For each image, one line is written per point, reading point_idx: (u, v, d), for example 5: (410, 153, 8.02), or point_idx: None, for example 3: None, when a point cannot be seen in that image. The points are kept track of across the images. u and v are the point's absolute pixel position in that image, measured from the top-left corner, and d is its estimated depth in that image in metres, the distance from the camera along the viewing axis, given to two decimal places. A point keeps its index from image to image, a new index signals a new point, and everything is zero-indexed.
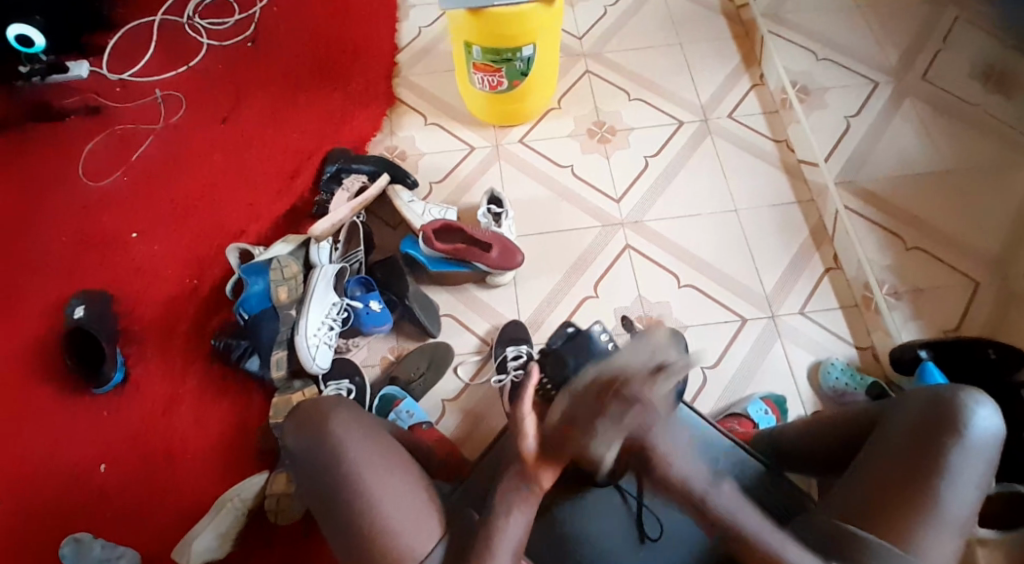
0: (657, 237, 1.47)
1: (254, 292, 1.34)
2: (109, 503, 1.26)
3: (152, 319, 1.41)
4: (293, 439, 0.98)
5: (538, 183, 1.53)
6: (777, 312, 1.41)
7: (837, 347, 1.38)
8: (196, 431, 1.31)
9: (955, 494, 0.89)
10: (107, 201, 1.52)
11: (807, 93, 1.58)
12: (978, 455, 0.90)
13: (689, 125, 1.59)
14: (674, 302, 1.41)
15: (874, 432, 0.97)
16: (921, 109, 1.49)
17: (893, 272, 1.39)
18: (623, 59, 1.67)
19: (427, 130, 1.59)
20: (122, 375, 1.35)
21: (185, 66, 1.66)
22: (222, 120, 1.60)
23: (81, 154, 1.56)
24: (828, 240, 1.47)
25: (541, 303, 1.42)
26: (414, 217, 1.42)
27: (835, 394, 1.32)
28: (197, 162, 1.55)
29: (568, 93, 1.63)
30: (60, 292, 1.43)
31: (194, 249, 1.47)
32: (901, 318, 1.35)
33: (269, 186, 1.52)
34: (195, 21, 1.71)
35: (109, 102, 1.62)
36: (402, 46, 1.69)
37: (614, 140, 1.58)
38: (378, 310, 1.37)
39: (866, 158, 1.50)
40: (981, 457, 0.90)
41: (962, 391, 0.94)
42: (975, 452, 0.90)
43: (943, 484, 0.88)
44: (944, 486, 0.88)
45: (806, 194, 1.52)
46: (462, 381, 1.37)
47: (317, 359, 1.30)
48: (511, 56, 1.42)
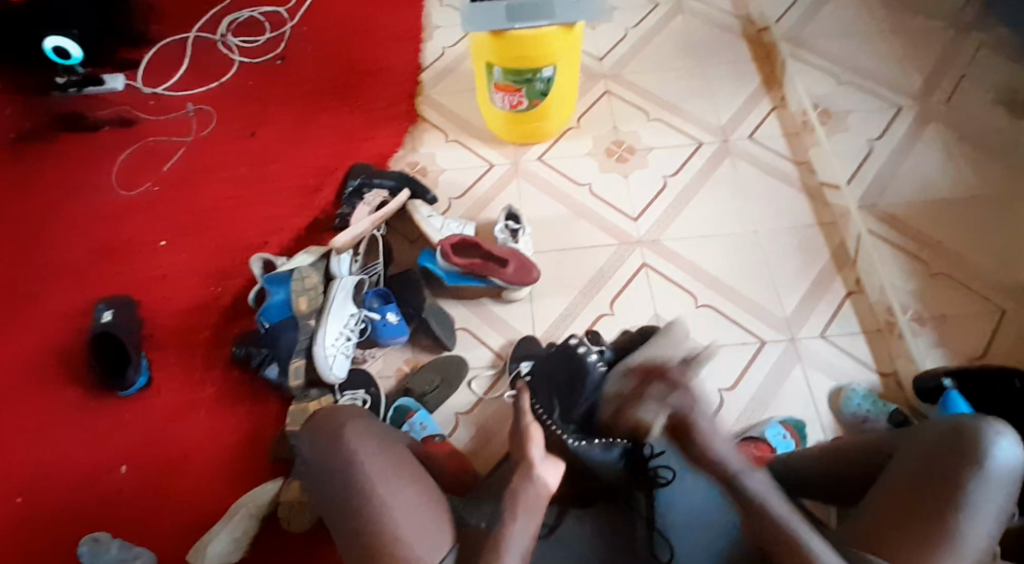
0: (675, 257, 1.47)
1: (274, 302, 1.36)
2: (125, 505, 1.28)
3: (174, 326, 1.44)
4: (308, 445, 1.00)
5: (556, 201, 1.54)
6: (796, 335, 1.39)
7: (859, 372, 1.35)
8: (213, 437, 1.33)
9: (974, 527, 0.86)
10: (136, 210, 1.56)
11: (827, 116, 1.58)
12: (998, 488, 0.88)
13: (708, 146, 1.59)
14: (690, 321, 1.41)
15: (890, 464, 0.96)
16: (944, 136, 1.50)
17: (916, 297, 1.37)
18: (643, 80, 1.69)
19: (448, 146, 1.61)
20: (144, 380, 1.38)
21: (217, 83, 1.71)
22: (250, 134, 1.64)
23: (115, 165, 1.61)
24: (851, 263, 1.45)
25: (556, 319, 1.42)
26: (432, 231, 1.44)
27: (855, 420, 1.30)
28: (224, 175, 1.59)
29: (588, 113, 1.65)
30: (88, 298, 1.47)
31: (218, 259, 1.50)
32: (925, 344, 1.33)
33: (293, 199, 1.55)
34: (227, 39, 1.77)
35: (142, 115, 1.68)
36: (425, 65, 1.73)
37: (632, 159, 1.58)
38: (396, 322, 1.39)
39: (889, 182, 1.48)
40: (1001, 490, 0.88)
41: (982, 421, 0.92)
42: (996, 486, 0.88)
43: (960, 516, 0.87)
44: (961, 518, 0.86)
45: (829, 216, 1.50)
46: (476, 396, 1.37)
47: (333, 368, 1.32)
48: (532, 77, 1.44)
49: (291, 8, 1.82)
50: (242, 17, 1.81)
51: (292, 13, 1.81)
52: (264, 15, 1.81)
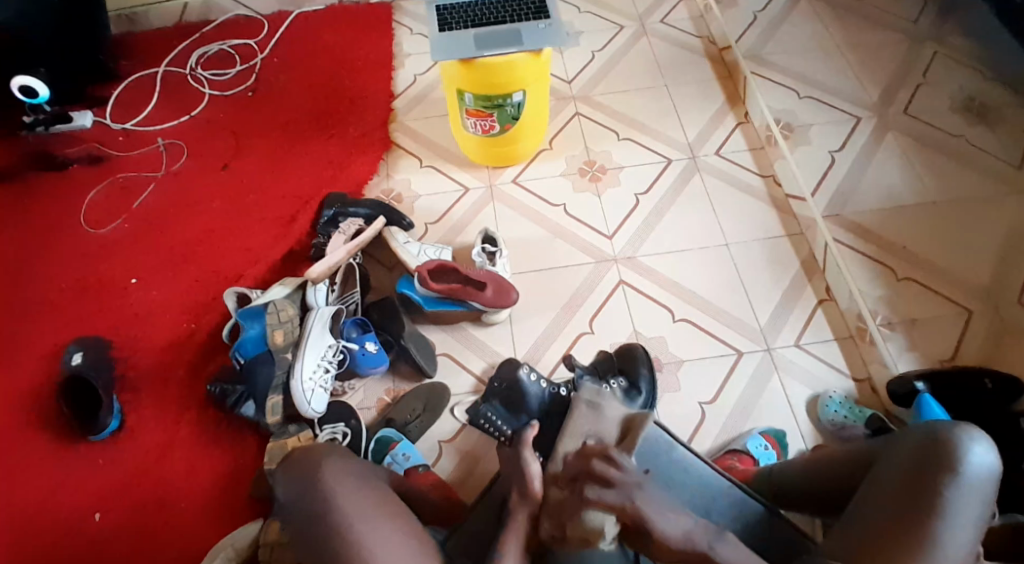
0: (651, 273, 1.49)
1: (250, 337, 1.35)
2: (99, 553, 1.24)
3: (150, 363, 1.41)
4: (284, 490, 0.98)
5: (531, 222, 1.55)
6: (774, 345, 1.41)
7: (835, 380, 1.38)
8: (191, 477, 1.31)
9: (955, 534, 0.88)
10: (107, 247, 1.54)
11: (791, 131, 1.63)
12: (976, 494, 0.90)
13: (678, 163, 1.62)
14: (670, 336, 1.42)
15: (871, 472, 0.98)
16: (903, 142, 1.51)
17: (885, 303, 1.41)
18: (613, 101, 1.71)
19: (422, 172, 1.62)
20: (119, 421, 1.35)
21: (187, 116, 1.70)
22: (222, 167, 1.63)
23: (83, 202, 1.59)
24: (819, 273, 1.49)
25: (536, 342, 1.43)
26: (409, 257, 1.44)
27: (834, 427, 1.32)
28: (196, 208, 1.58)
29: (559, 134, 1.67)
30: (59, 338, 1.44)
31: (193, 293, 1.48)
32: (896, 349, 1.36)
33: (267, 231, 1.54)
34: (197, 72, 1.76)
35: (111, 150, 1.66)
36: (397, 93, 1.73)
37: (605, 178, 1.61)
38: (375, 352, 1.38)
39: (852, 193, 1.53)
40: (977, 496, 0.90)
41: (957, 428, 0.94)
42: (972, 491, 0.90)
43: (941, 523, 0.88)
44: (942, 525, 0.88)
45: (796, 227, 1.54)
46: (459, 422, 1.37)
47: (312, 402, 1.31)
48: (502, 102, 1.46)
49: (261, 40, 1.81)
50: (211, 50, 1.80)
51: (261, 45, 1.81)
52: (233, 48, 1.80)
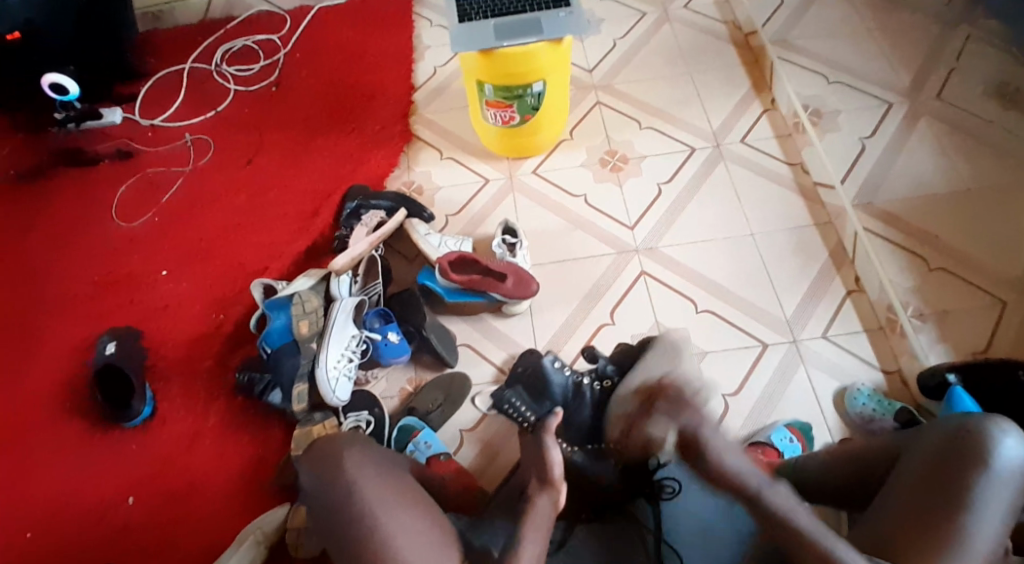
0: (672, 264, 1.47)
1: (276, 327, 1.39)
2: (133, 537, 1.29)
3: (179, 354, 1.45)
4: (307, 475, 0.99)
5: (552, 213, 1.55)
6: (798, 337, 1.39)
7: (863, 371, 1.35)
8: (220, 464, 1.34)
9: (984, 527, 0.86)
10: (137, 241, 1.58)
11: (819, 117, 1.57)
12: (1006, 487, 0.88)
13: (701, 151, 1.60)
14: (691, 327, 1.41)
15: (898, 464, 0.96)
16: (936, 128, 1.49)
17: (916, 294, 1.36)
18: (634, 89, 1.69)
19: (443, 164, 1.62)
20: (149, 410, 1.39)
21: (213, 112, 1.73)
22: (246, 161, 1.66)
23: (114, 197, 1.63)
24: (848, 262, 1.45)
25: (556, 332, 1.43)
26: (430, 249, 1.45)
27: (862, 420, 1.29)
28: (222, 202, 1.61)
29: (580, 124, 1.66)
30: (92, 330, 1.48)
31: (219, 286, 1.52)
32: (927, 341, 1.32)
33: (291, 224, 1.57)
34: (222, 68, 1.79)
35: (141, 146, 1.70)
36: (418, 85, 1.74)
37: (626, 168, 1.59)
38: (397, 342, 1.39)
39: (882, 180, 1.48)
40: (1008, 489, 0.88)
41: (987, 421, 0.93)
42: (1003, 484, 0.88)
43: (970, 516, 0.86)
44: (970, 518, 0.86)
45: (823, 216, 1.51)
46: (480, 412, 1.38)
47: (336, 391, 1.33)
48: (522, 92, 1.45)
49: (284, 35, 1.84)
50: (236, 46, 1.83)
51: (284, 40, 1.83)
52: (257, 43, 1.83)
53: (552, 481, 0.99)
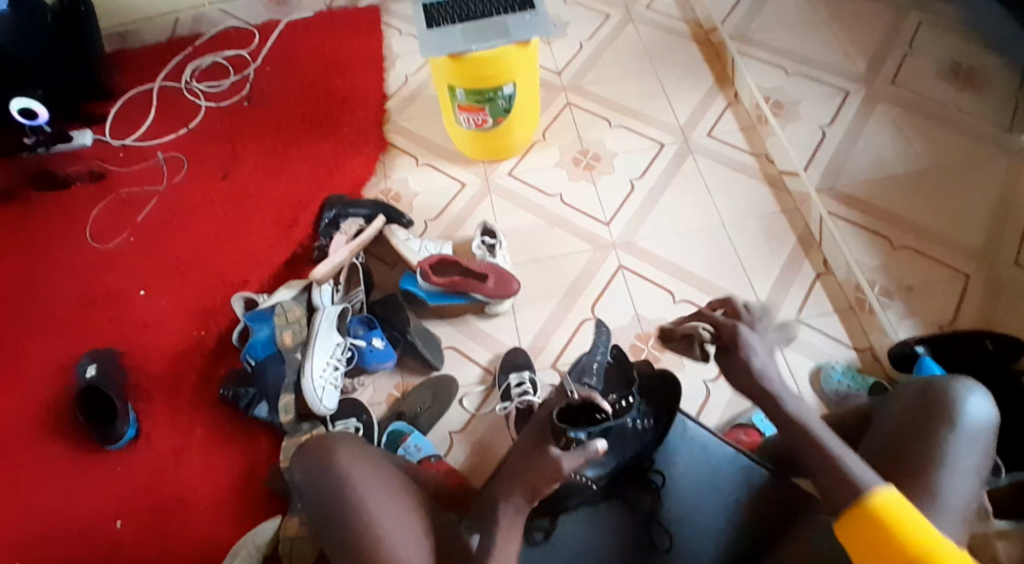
0: (650, 257, 1.51)
1: (259, 338, 1.39)
2: (123, 558, 1.27)
3: (162, 372, 1.44)
4: (300, 474, 1.01)
5: (528, 213, 1.57)
6: (774, 319, 1.43)
7: (837, 350, 1.39)
8: (208, 480, 1.33)
9: (953, 484, 0.89)
10: (113, 261, 1.56)
11: (781, 107, 1.63)
12: (973, 445, 0.91)
13: (671, 146, 1.64)
14: (671, 316, 1.44)
15: (870, 433, 0.99)
16: (892, 112, 1.55)
17: (882, 272, 1.43)
18: (603, 89, 1.73)
19: (418, 170, 1.64)
20: (134, 429, 1.37)
21: (185, 128, 1.73)
22: (221, 176, 1.65)
23: (87, 218, 1.62)
24: (817, 245, 1.50)
25: (540, 329, 1.45)
26: (411, 254, 1.47)
27: (838, 396, 1.33)
28: (197, 218, 1.60)
29: (552, 125, 1.69)
30: (72, 353, 1.46)
31: (200, 302, 1.51)
32: (896, 316, 1.38)
33: (269, 238, 1.56)
34: (192, 85, 1.79)
35: (113, 167, 1.69)
36: (389, 94, 1.76)
37: (599, 165, 1.62)
38: (382, 347, 1.40)
39: (842, 166, 1.55)
40: (977, 446, 0.91)
41: (952, 381, 0.96)
42: (971, 443, 0.92)
43: (942, 474, 0.89)
44: (942, 475, 0.89)
45: (790, 203, 1.56)
46: (468, 412, 1.39)
47: (323, 400, 1.33)
48: (493, 96, 1.48)
49: (253, 49, 1.84)
50: (205, 62, 1.83)
51: (253, 54, 1.84)
52: (226, 59, 1.83)
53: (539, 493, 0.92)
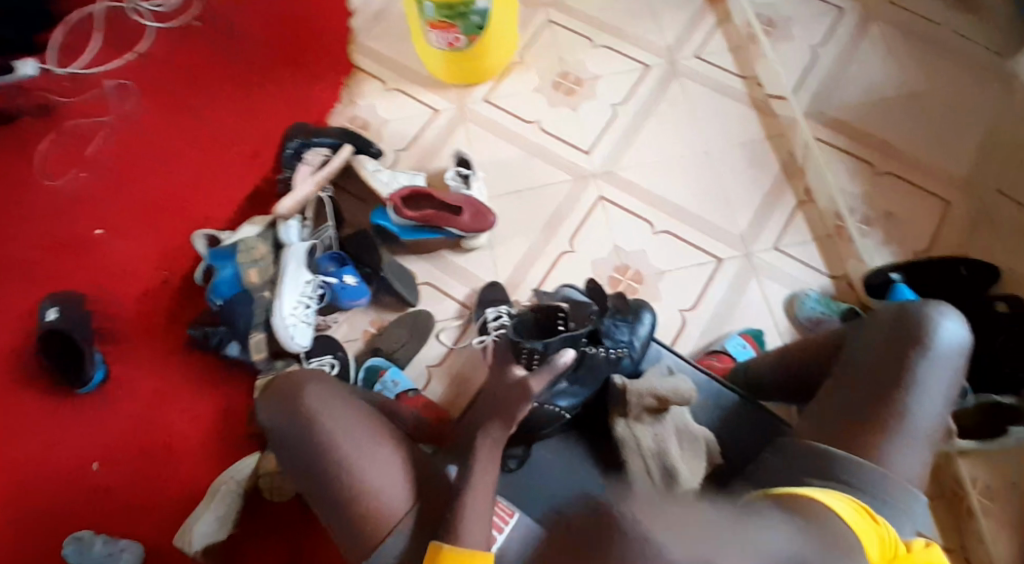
0: (632, 187, 1.45)
1: (224, 278, 1.33)
2: (103, 503, 1.26)
3: (127, 315, 1.39)
4: (271, 415, 1.01)
5: (506, 141, 1.50)
6: (756, 251, 1.40)
7: (811, 278, 1.38)
8: (183, 422, 1.31)
9: (923, 404, 0.90)
10: (66, 198, 1.48)
11: (773, 25, 1.55)
12: (944, 366, 0.92)
13: (656, 69, 1.55)
14: (652, 251, 1.41)
15: (839, 356, 0.99)
16: (887, 32, 1.50)
17: (863, 198, 1.41)
18: (583, 5, 1.63)
19: (387, 96, 1.55)
20: (103, 374, 1.34)
21: (132, 52, 1.61)
22: (175, 104, 1.55)
23: (35, 152, 1.52)
24: (799, 173, 1.45)
25: (519, 263, 1.41)
26: (381, 186, 1.40)
27: (811, 323, 1.33)
28: (152, 150, 1.51)
29: (530, 46, 1.59)
30: (30, 297, 1.40)
31: (161, 240, 1.44)
32: (873, 244, 1.37)
33: (229, 171, 1.48)
34: (136, 3, 1.65)
35: (57, 97, 1.57)
36: (354, 10, 1.63)
37: (581, 91, 1.54)
38: (355, 284, 1.36)
39: (834, 88, 1.48)
40: (946, 367, 0.92)
41: (926, 305, 0.96)
42: (942, 364, 0.92)
43: (912, 395, 0.90)
44: (911, 396, 0.90)
45: (776, 128, 1.49)
46: (446, 346, 1.37)
47: (296, 337, 1.30)
48: (465, 10, 1.37)
49: None
50: None
51: None
52: None
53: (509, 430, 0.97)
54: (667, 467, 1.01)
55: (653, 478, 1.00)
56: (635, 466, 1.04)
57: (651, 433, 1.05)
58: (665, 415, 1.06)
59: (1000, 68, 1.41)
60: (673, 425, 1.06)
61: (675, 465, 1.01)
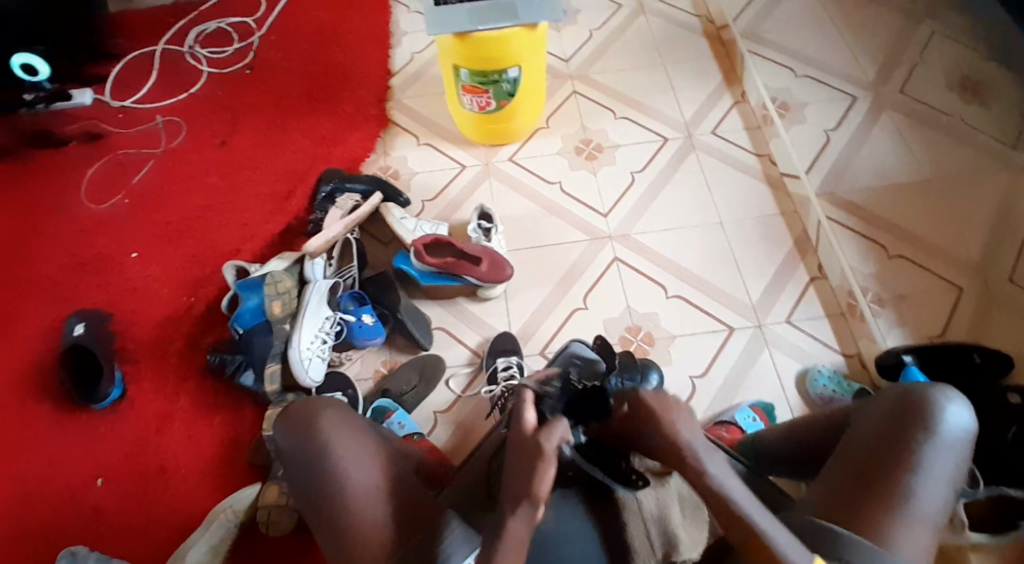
0: (645, 250, 1.50)
1: (248, 307, 1.38)
2: (102, 519, 1.28)
3: (148, 337, 1.44)
4: (282, 436, 1.02)
5: (527, 199, 1.57)
6: (764, 321, 1.43)
7: (825, 355, 1.41)
8: (190, 446, 1.34)
9: (927, 489, 0.90)
10: (107, 222, 1.56)
11: (787, 109, 1.65)
12: (948, 452, 0.92)
13: (674, 141, 1.64)
14: (662, 312, 1.44)
15: (844, 436, 0.99)
16: (898, 120, 1.49)
17: (876, 281, 1.43)
18: (608, 79, 1.73)
19: (418, 150, 1.63)
20: (119, 392, 1.37)
21: (185, 94, 1.72)
22: (220, 143, 1.65)
23: (83, 178, 1.61)
24: (812, 250, 1.52)
25: (531, 316, 1.45)
26: (405, 232, 1.46)
27: (822, 400, 1.34)
28: (193, 184, 1.60)
29: (555, 113, 1.68)
30: (59, 312, 1.46)
31: (191, 267, 1.51)
32: (885, 325, 1.39)
33: (263, 208, 1.56)
34: (195, 50, 1.78)
35: (110, 128, 1.68)
36: (394, 71, 1.75)
37: (601, 156, 1.62)
38: (372, 323, 1.41)
39: (845, 169, 1.54)
40: (952, 453, 0.92)
41: (932, 390, 0.96)
42: (947, 449, 0.92)
43: (916, 478, 0.90)
44: (915, 480, 0.90)
45: (790, 205, 1.58)
46: (454, 393, 1.39)
47: (310, 371, 1.33)
48: (498, 78, 1.47)
49: (259, 18, 1.83)
50: (209, 28, 1.82)
51: (259, 22, 1.83)
52: (231, 25, 1.82)
53: (536, 497, 0.80)
54: (667, 534, 0.98)
55: (652, 544, 0.98)
56: (636, 533, 0.99)
57: (653, 497, 1.00)
58: (666, 481, 1.01)
59: (1011, 154, 1.28)
60: (676, 491, 1.02)
61: (676, 532, 0.98)
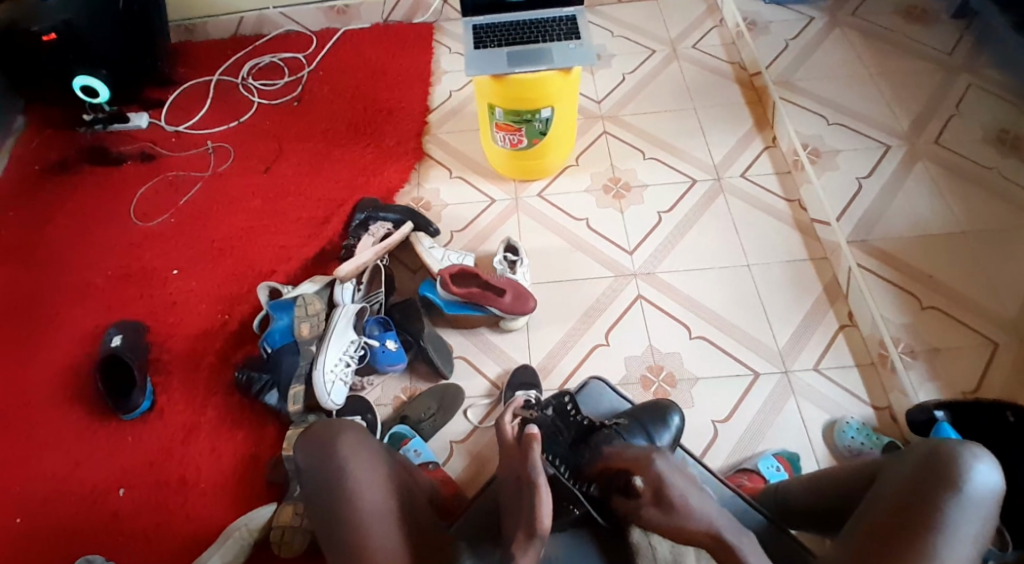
0: (670, 290, 1.50)
1: (278, 328, 1.42)
2: (120, 529, 1.30)
3: (181, 350, 1.48)
4: (301, 457, 1.01)
5: (554, 234, 1.59)
6: (791, 367, 1.41)
7: (853, 406, 1.36)
8: (210, 462, 1.36)
9: (952, 552, 0.84)
10: (151, 239, 1.63)
11: (816, 156, 1.63)
12: (975, 513, 0.86)
13: (703, 183, 1.65)
14: (686, 352, 1.43)
15: (872, 488, 0.95)
16: (933, 172, 1.53)
17: (909, 331, 1.39)
18: (641, 122, 1.76)
19: (451, 182, 1.67)
20: (148, 403, 1.41)
21: (235, 122, 1.81)
22: (263, 170, 1.72)
23: (133, 197, 1.69)
24: (842, 297, 1.48)
25: (552, 350, 1.45)
26: (433, 262, 1.49)
27: (850, 452, 1.30)
28: (234, 207, 1.66)
29: (586, 152, 1.72)
30: (100, 323, 1.52)
31: (226, 287, 1.56)
32: (917, 378, 1.33)
33: (299, 232, 1.61)
34: (248, 82, 1.88)
35: (163, 150, 1.77)
36: (433, 106, 1.81)
37: (628, 196, 1.64)
38: (395, 349, 1.41)
39: (877, 220, 1.53)
40: (980, 515, 0.86)
41: (959, 446, 0.91)
42: (975, 511, 0.86)
43: (940, 540, 0.85)
44: (938, 542, 0.85)
45: (819, 251, 1.54)
46: (471, 424, 1.39)
47: (332, 394, 1.35)
48: (530, 117, 1.51)
49: (309, 54, 1.93)
50: (262, 62, 1.92)
51: (309, 58, 1.93)
52: (283, 60, 1.92)
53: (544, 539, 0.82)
54: None
55: None
56: None
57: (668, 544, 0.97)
58: None
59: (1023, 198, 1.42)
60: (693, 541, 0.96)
61: None
